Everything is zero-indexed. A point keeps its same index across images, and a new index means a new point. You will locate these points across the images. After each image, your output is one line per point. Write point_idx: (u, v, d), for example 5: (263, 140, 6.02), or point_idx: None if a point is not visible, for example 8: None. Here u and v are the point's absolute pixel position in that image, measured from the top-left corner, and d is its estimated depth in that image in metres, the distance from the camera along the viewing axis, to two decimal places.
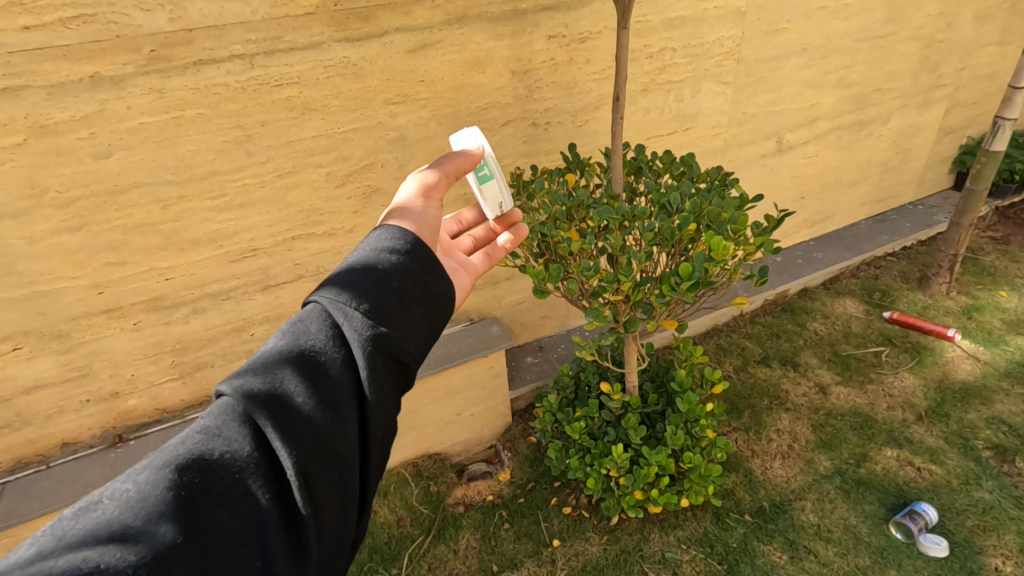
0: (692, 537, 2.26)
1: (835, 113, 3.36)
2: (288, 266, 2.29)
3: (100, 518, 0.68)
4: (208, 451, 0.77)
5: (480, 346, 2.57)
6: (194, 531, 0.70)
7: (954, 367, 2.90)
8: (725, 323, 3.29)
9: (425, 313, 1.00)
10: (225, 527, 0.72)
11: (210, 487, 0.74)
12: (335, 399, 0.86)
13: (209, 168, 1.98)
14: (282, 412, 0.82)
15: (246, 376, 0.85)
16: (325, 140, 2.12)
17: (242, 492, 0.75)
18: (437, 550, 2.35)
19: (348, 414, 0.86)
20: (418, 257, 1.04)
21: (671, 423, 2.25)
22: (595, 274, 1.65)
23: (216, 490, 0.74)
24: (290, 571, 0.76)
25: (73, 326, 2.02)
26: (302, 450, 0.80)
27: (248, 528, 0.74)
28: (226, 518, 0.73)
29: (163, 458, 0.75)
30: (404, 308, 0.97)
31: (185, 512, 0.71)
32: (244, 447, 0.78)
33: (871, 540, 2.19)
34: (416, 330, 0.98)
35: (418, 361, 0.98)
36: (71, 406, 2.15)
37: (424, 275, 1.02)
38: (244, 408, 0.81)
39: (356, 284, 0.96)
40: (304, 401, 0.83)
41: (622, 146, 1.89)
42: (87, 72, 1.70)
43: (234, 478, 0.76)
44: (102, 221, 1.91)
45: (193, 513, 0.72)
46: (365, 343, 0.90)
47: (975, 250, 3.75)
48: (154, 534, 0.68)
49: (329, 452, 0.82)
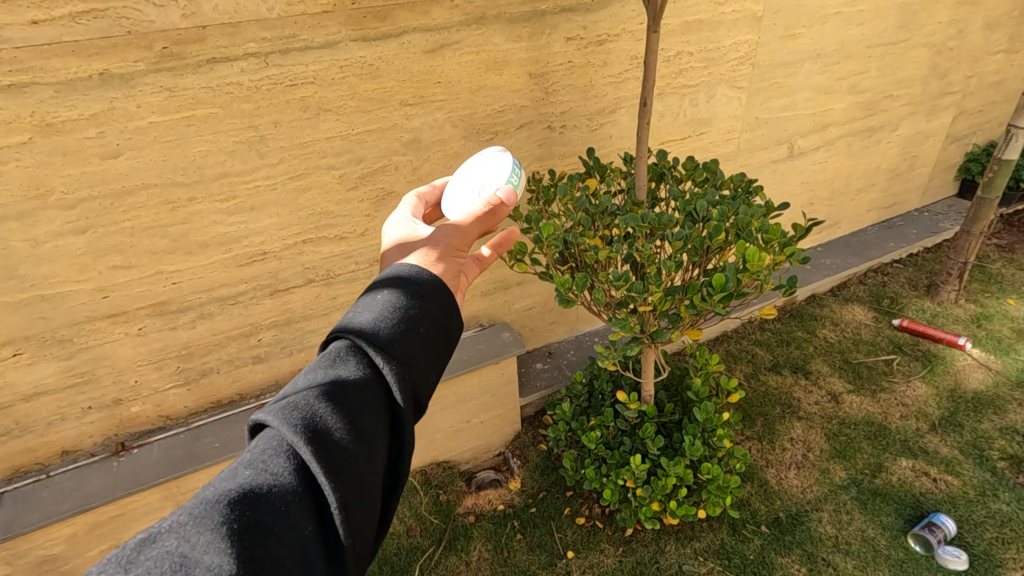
0: (710, 549, 2.22)
1: (845, 119, 3.34)
2: (298, 270, 2.24)
3: (163, 551, 0.70)
4: (256, 484, 0.77)
5: (491, 353, 2.51)
6: (249, 560, 0.71)
7: (966, 376, 2.89)
8: (735, 329, 3.26)
9: (441, 352, 1.04)
10: (275, 558, 0.73)
11: (261, 518, 0.75)
12: (369, 433, 0.88)
13: (220, 169, 1.92)
14: (324, 446, 0.83)
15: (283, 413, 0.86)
16: (339, 142, 2.06)
17: (287, 523, 0.76)
18: (448, 561, 2.31)
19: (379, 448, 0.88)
20: (433, 294, 1.07)
21: (688, 433, 2.22)
22: (624, 284, 1.62)
23: (267, 519, 0.75)
24: None
25: (75, 331, 1.95)
26: (345, 481, 0.81)
27: (295, 558, 0.74)
28: (276, 549, 0.74)
29: (214, 494, 0.76)
30: (428, 350, 1.01)
31: (241, 542, 0.72)
32: (288, 480, 0.79)
33: (890, 552, 2.17)
34: (433, 368, 1.02)
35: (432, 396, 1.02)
36: (72, 413, 2.08)
37: (444, 317, 1.07)
38: (285, 444, 0.82)
39: (380, 324, 0.98)
40: (340, 435, 0.85)
41: (647, 152, 1.85)
42: (96, 69, 1.63)
43: (281, 508, 0.77)
44: (108, 223, 1.84)
45: (247, 543, 0.72)
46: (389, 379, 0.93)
47: (981, 258, 3.75)
48: (215, 564, 0.69)
49: (365, 483, 0.84)
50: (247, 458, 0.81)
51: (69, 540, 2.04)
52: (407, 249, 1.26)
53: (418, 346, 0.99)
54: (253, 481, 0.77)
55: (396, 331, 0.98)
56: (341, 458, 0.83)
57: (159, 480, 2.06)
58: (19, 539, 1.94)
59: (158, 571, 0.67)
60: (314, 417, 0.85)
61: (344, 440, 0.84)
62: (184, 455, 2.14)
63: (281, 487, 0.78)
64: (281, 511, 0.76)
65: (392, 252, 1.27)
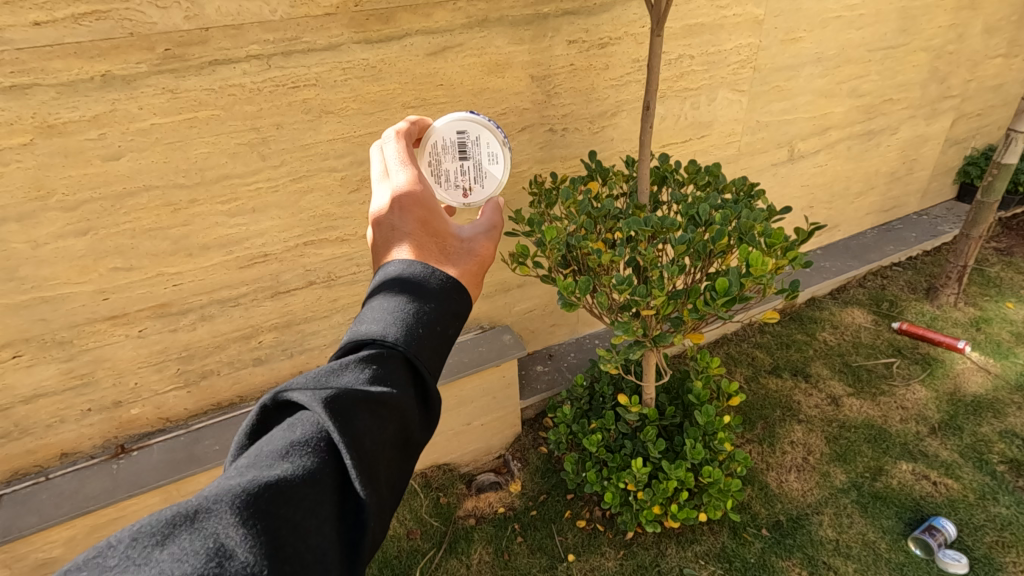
0: (710, 552, 2.23)
1: (846, 123, 3.35)
2: (299, 273, 2.23)
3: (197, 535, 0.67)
4: (290, 479, 0.74)
5: (491, 355, 2.51)
6: (280, 559, 0.67)
7: (965, 380, 2.89)
8: (735, 331, 3.27)
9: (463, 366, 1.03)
10: (303, 560, 0.69)
11: (293, 517, 0.71)
12: (397, 443, 0.86)
13: (221, 171, 1.92)
14: (358, 453, 0.79)
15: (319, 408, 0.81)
16: (341, 144, 2.06)
17: (316, 524, 0.73)
18: (449, 564, 2.30)
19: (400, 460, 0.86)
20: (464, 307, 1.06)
21: (689, 436, 2.21)
22: (627, 288, 1.61)
23: (298, 519, 0.72)
24: None
25: (75, 333, 1.95)
26: (374, 491, 0.79)
27: (319, 563, 0.71)
28: (303, 551, 0.70)
29: (247, 484, 0.72)
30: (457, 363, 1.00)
31: (274, 540, 0.68)
32: (320, 482, 0.76)
33: (890, 556, 2.18)
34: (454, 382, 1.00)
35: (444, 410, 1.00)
36: (72, 415, 2.07)
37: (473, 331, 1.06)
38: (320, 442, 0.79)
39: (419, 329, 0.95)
40: (373, 443, 0.81)
41: (649, 155, 1.85)
42: (98, 71, 1.63)
43: (313, 510, 0.73)
44: (109, 225, 1.84)
45: (281, 544, 0.69)
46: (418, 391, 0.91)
47: (980, 261, 3.77)
48: (248, 560, 0.65)
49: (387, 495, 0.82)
50: (282, 446, 0.77)
51: (68, 542, 2.03)
52: (443, 251, 1.14)
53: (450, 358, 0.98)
54: (289, 475, 0.74)
55: (434, 340, 0.96)
56: (373, 467, 0.81)
57: (158, 483, 2.05)
58: (18, 542, 1.94)
59: (193, 556, 0.64)
60: (356, 417, 0.81)
61: (377, 448, 0.82)
62: (184, 458, 2.14)
63: (313, 488, 0.75)
64: (311, 512, 0.73)
65: (428, 246, 1.13)
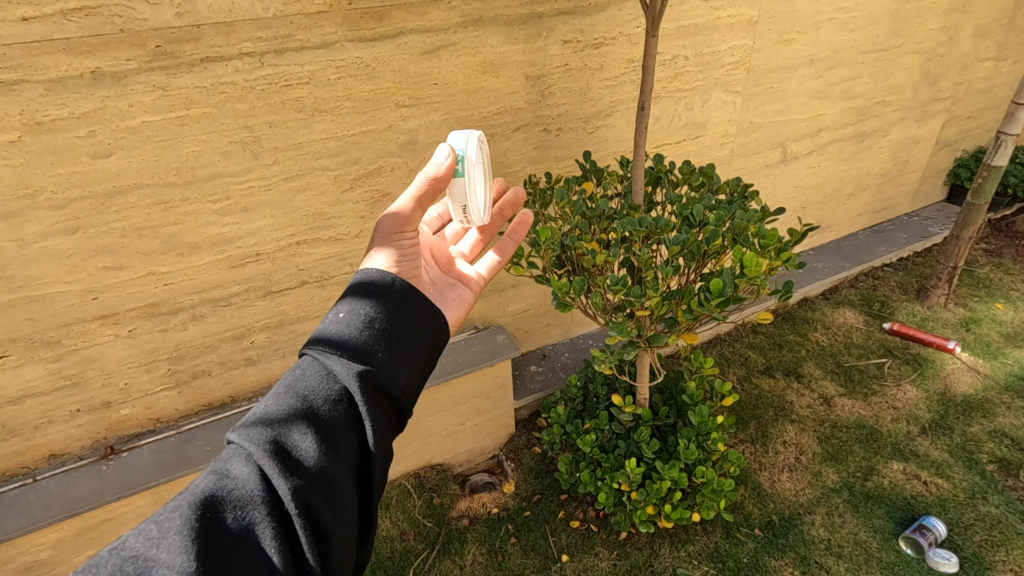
0: (703, 552, 2.23)
1: (838, 124, 3.37)
2: (291, 272, 2.23)
3: (128, 554, 0.76)
4: (219, 489, 0.84)
5: (486, 355, 2.53)
6: (208, 559, 0.76)
7: (955, 380, 2.91)
8: (728, 332, 3.30)
9: (411, 348, 1.09)
10: (236, 559, 0.78)
11: (219, 521, 0.81)
12: (330, 432, 0.93)
13: (214, 169, 1.90)
14: (282, 449, 0.89)
15: (249, 423, 0.93)
16: (334, 143, 2.05)
17: (246, 520, 0.81)
18: (442, 565, 2.29)
19: (343, 446, 0.93)
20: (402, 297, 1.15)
21: (683, 437, 2.22)
22: (620, 288, 1.61)
23: (226, 520, 0.81)
24: None
25: (64, 333, 1.93)
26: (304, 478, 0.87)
27: (254, 552, 0.79)
28: (237, 551, 0.79)
29: (180, 499, 0.82)
30: (393, 344, 1.07)
31: (201, 541, 0.77)
32: (248, 484, 0.84)
33: (882, 555, 2.18)
34: (403, 369, 1.06)
35: (409, 394, 1.05)
36: (60, 416, 2.05)
37: (409, 309, 1.13)
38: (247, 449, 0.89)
39: (343, 333, 1.05)
40: (299, 436, 0.91)
41: (644, 155, 1.85)
42: (88, 67, 1.61)
43: (242, 510, 0.82)
44: (99, 223, 1.82)
45: (207, 544, 0.78)
46: (354, 376, 0.99)
47: (970, 262, 3.81)
48: (172, 564, 0.74)
49: (326, 481, 0.88)
50: (213, 465, 0.88)
51: (56, 545, 2.01)
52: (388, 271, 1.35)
53: (384, 345, 1.06)
54: (215, 485, 0.84)
55: (366, 334, 1.05)
56: (299, 458, 0.89)
57: (149, 485, 2.04)
58: (6, 544, 1.92)
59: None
60: (274, 421, 0.92)
61: (302, 442, 0.90)
62: (176, 459, 2.12)
63: (242, 488, 0.84)
64: (242, 512, 0.82)
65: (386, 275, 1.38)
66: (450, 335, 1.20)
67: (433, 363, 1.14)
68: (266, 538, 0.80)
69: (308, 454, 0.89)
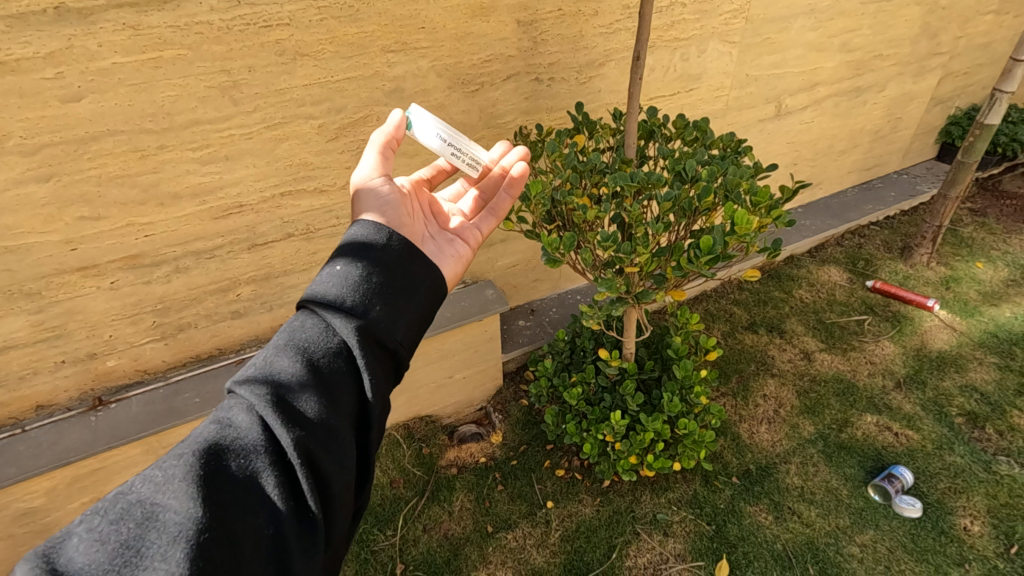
0: (683, 499, 2.32)
1: (834, 78, 3.31)
2: (276, 224, 2.19)
3: (134, 498, 0.77)
4: (221, 438, 0.84)
5: (474, 309, 2.54)
6: (215, 504, 0.77)
7: (932, 336, 2.98)
8: (714, 289, 3.34)
9: (408, 304, 1.09)
10: (240, 504, 0.79)
11: (223, 467, 0.81)
12: (330, 384, 0.94)
13: (191, 116, 1.82)
14: (284, 400, 0.89)
15: (248, 375, 0.92)
16: (317, 90, 1.97)
17: (250, 468, 0.82)
18: (431, 511, 2.36)
19: (343, 398, 0.94)
20: (400, 254, 1.14)
21: (667, 390, 2.27)
22: (611, 244, 1.59)
23: (229, 467, 0.81)
24: (300, 534, 0.82)
25: (44, 284, 1.89)
26: (306, 428, 0.87)
27: (260, 497, 0.81)
28: (241, 496, 0.80)
29: (182, 448, 0.82)
30: (390, 299, 1.07)
31: (206, 486, 0.78)
32: (250, 433, 0.85)
33: (851, 501, 2.28)
34: (400, 324, 1.06)
35: (406, 349, 1.06)
36: (45, 367, 2.04)
37: (405, 265, 1.13)
38: (248, 401, 0.89)
39: (341, 288, 1.04)
40: (300, 387, 0.91)
41: (637, 108, 1.80)
42: (51, 2, 1.52)
43: (246, 457, 0.83)
44: (73, 171, 1.75)
45: (213, 489, 0.79)
46: (353, 330, 0.99)
47: (955, 221, 3.84)
48: (180, 508, 0.75)
49: (326, 431, 0.89)
50: (214, 416, 0.88)
51: (50, 492, 2.03)
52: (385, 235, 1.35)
53: (380, 300, 1.05)
54: (217, 433, 0.85)
55: (363, 288, 1.05)
56: (300, 408, 0.89)
57: (139, 435, 2.05)
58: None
59: (128, 520, 0.74)
60: (274, 373, 0.92)
61: (302, 393, 0.91)
62: (165, 410, 2.14)
63: (244, 436, 0.84)
64: (246, 460, 0.83)
65: None
66: (446, 294, 1.20)
67: (428, 319, 1.15)
68: (270, 485, 0.82)
69: (309, 405, 0.90)
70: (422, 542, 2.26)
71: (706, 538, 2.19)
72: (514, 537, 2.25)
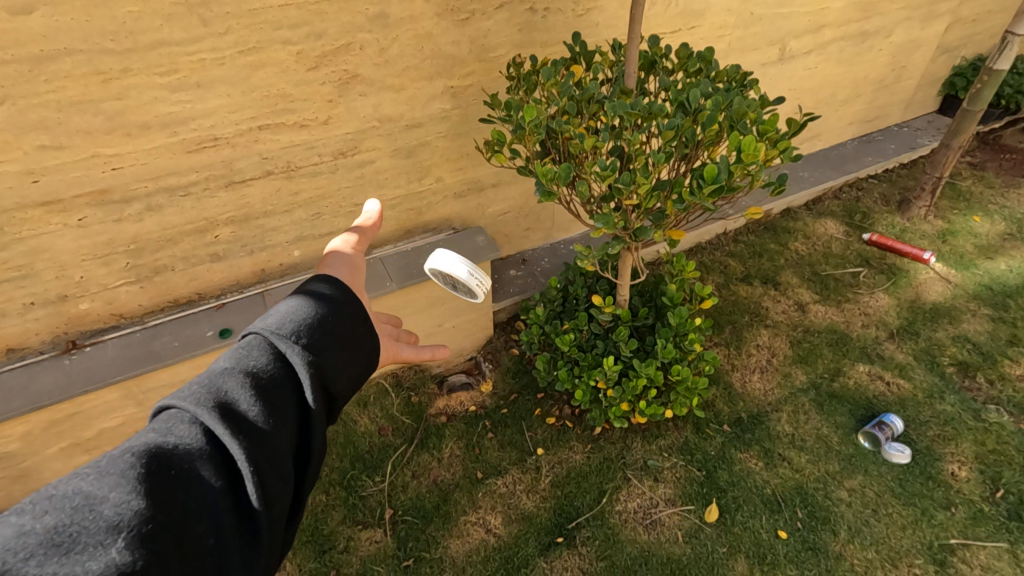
0: (674, 446, 2.31)
1: (841, 21, 3.17)
2: (254, 161, 2.06)
3: (66, 497, 0.72)
4: (163, 443, 0.81)
5: (463, 256, 2.46)
6: (153, 507, 0.73)
7: (927, 289, 2.95)
8: (709, 241, 3.28)
9: (356, 348, 1.07)
10: (175, 513, 0.75)
11: (164, 473, 0.78)
12: (277, 408, 0.91)
13: (156, 36, 1.69)
14: (231, 419, 0.86)
15: (194, 391, 0.89)
16: (295, 12, 1.83)
17: (193, 480, 0.79)
18: (421, 458, 2.33)
19: (289, 426, 0.91)
20: (350, 307, 1.11)
21: (661, 337, 2.22)
22: (609, 175, 1.50)
23: (170, 476, 0.78)
24: (236, 550, 0.78)
25: (6, 219, 1.78)
26: (252, 445, 0.85)
27: (199, 508, 0.77)
28: (178, 504, 0.76)
29: (121, 453, 0.79)
30: (341, 340, 1.04)
31: (145, 490, 0.75)
32: (195, 442, 0.82)
33: (841, 448, 2.28)
34: (349, 374, 1.04)
35: (348, 398, 1.04)
36: (13, 309, 1.94)
37: (356, 321, 1.10)
38: (191, 415, 0.86)
39: (294, 323, 1.02)
40: (248, 408, 0.88)
41: (640, 33, 1.68)
42: None
43: (188, 464, 0.80)
44: (29, 93, 1.62)
45: (151, 492, 0.75)
46: (306, 361, 0.97)
47: (953, 175, 3.78)
48: (119, 509, 0.71)
49: (271, 444, 0.87)
50: (151, 427, 0.84)
51: (25, 437, 1.97)
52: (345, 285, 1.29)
53: (328, 336, 1.03)
54: (159, 442, 0.81)
55: (315, 326, 1.02)
56: (246, 428, 0.87)
57: (116, 378, 1.98)
58: None
59: (61, 518, 0.70)
60: (222, 391, 0.89)
61: (250, 416, 0.88)
62: (142, 353, 2.06)
63: (186, 452, 0.81)
64: (187, 473, 0.79)
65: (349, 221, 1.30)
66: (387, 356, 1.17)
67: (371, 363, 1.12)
68: (210, 484, 0.80)
69: (255, 422, 0.87)
70: (411, 488, 2.24)
71: (696, 483, 2.19)
72: (504, 483, 2.24)
